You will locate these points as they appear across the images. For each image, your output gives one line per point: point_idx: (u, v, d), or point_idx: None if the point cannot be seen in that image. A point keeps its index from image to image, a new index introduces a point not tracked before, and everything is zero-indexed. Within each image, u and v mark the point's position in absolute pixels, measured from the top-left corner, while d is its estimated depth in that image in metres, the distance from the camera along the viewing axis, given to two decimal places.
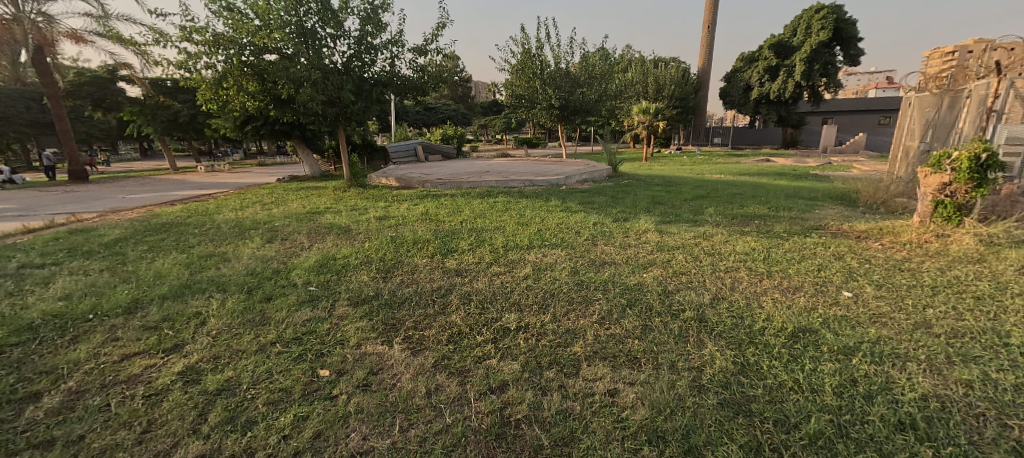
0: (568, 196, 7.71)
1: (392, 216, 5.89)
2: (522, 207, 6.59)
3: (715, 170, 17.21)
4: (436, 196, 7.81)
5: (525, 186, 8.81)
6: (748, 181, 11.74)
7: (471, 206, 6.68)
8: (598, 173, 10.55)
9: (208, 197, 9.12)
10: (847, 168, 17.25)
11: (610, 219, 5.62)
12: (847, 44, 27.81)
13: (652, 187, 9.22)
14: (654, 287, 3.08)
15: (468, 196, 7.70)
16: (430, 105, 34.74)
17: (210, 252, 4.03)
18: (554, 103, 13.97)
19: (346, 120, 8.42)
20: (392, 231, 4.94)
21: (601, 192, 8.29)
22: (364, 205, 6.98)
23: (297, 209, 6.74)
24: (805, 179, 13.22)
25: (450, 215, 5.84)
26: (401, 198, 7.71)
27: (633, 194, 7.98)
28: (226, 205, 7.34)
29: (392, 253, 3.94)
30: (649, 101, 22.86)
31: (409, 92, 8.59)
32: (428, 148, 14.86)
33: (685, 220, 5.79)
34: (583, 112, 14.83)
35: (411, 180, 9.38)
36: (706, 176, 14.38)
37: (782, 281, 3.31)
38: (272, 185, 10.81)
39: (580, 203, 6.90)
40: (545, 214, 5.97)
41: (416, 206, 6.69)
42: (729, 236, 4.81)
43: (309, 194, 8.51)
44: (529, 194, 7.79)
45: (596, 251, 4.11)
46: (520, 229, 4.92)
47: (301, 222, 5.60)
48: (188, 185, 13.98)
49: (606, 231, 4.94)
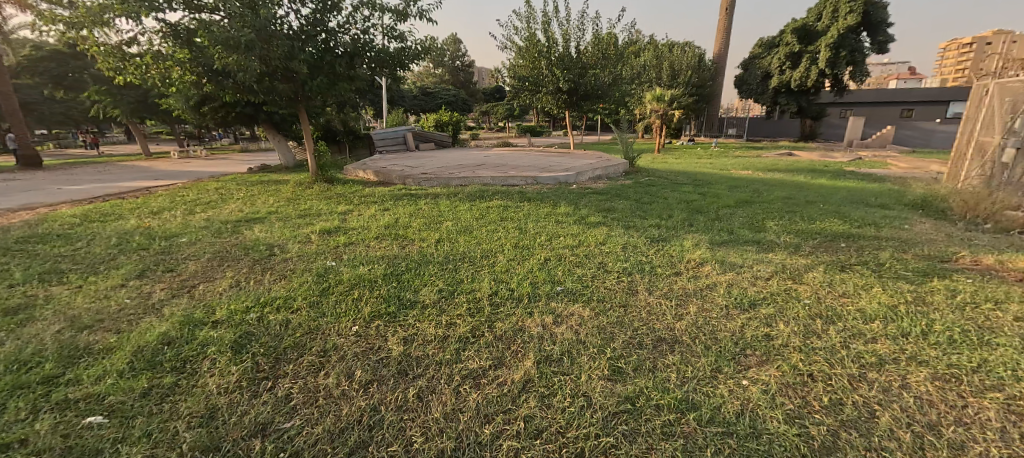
0: (582, 200, 6.13)
1: (346, 230, 4.32)
2: (524, 216, 5.03)
3: (739, 165, 15.51)
4: (416, 197, 6.20)
5: (528, 185, 7.24)
6: (788, 180, 10.08)
7: (456, 214, 5.09)
8: (614, 169, 8.92)
9: (144, 191, 7.58)
10: (884, 165, 15.60)
11: (644, 240, 4.07)
12: (875, 30, 25.80)
13: (682, 188, 7.61)
14: (782, 431, 1.53)
15: (456, 197, 6.12)
16: (428, 90, 32.92)
17: (15, 304, 2.52)
18: (562, 87, 12.26)
19: (306, 100, 6.81)
20: (331, 259, 3.37)
21: (621, 194, 6.71)
22: (320, 208, 5.41)
23: (230, 214, 5.17)
24: (847, 177, 11.59)
25: (425, 230, 4.28)
26: (371, 198, 6.12)
27: (662, 198, 6.40)
28: (148, 204, 5.85)
29: (303, 312, 2.38)
30: (663, 88, 21.07)
31: (386, 66, 6.94)
32: (418, 136, 13.09)
33: (744, 241, 4.23)
34: (595, 98, 13.12)
35: (390, 174, 7.78)
36: (732, 171, 12.69)
37: (1012, 403, 1.75)
38: (231, 177, 9.21)
39: (598, 211, 5.36)
40: (554, 229, 4.41)
41: (386, 213, 5.13)
42: (827, 275, 3.28)
43: (263, 191, 6.93)
44: (532, 196, 6.21)
45: (639, 308, 2.56)
46: (519, 258, 3.37)
47: (219, 238, 4.08)
48: (147, 174, 12.39)
49: (646, 264, 3.39)
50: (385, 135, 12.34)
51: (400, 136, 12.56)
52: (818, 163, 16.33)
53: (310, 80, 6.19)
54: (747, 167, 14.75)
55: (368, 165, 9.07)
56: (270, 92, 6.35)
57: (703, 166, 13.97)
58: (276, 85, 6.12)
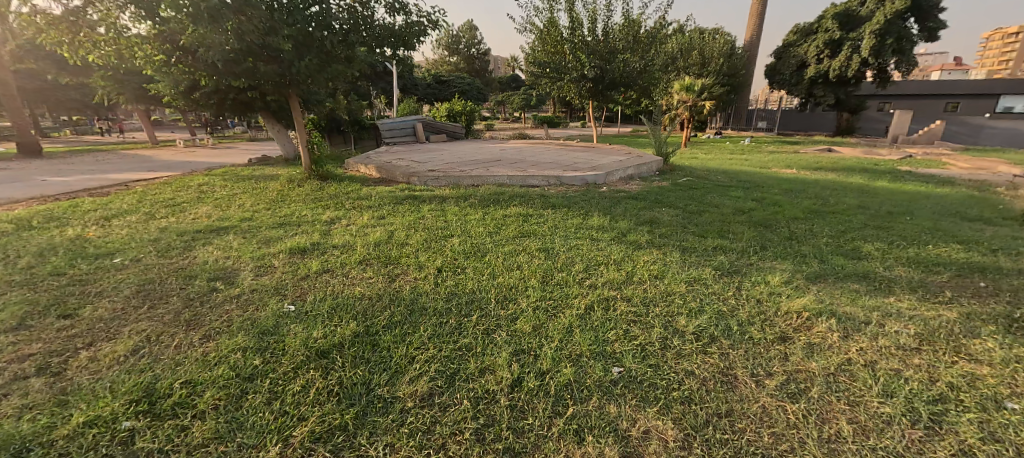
0: (617, 208, 5.09)
1: (326, 249, 3.39)
2: (550, 231, 4.04)
3: (778, 161, 14.16)
4: (420, 200, 5.26)
5: (550, 186, 6.23)
6: (845, 182, 8.82)
7: (466, 226, 4.12)
8: (647, 167, 7.82)
9: (123, 186, 6.82)
10: (942, 165, 14.05)
11: (715, 272, 3.04)
12: (926, 16, 23.74)
13: (731, 192, 6.49)
14: None
15: (466, 201, 5.15)
16: (443, 78, 31.86)
17: None
18: (587, 74, 11.10)
19: (296, 85, 5.88)
20: (289, 301, 2.44)
21: (663, 200, 5.64)
22: (305, 215, 4.50)
23: (196, 220, 4.29)
24: (908, 179, 10.24)
25: (425, 251, 3.33)
26: (367, 201, 5.19)
27: (714, 206, 5.32)
28: (112, 205, 5.06)
29: (209, 427, 1.47)
30: (693, 77, 19.61)
31: (388, 45, 5.96)
32: (429, 126, 12.13)
33: (847, 276, 3.17)
34: (622, 87, 11.93)
35: (394, 171, 6.88)
36: (774, 170, 11.45)
37: None
38: (224, 170, 8.39)
39: (641, 225, 4.34)
40: (591, 252, 3.42)
41: (381, 222, 4.19)
42: (1004, 348, 2.22)
43: (248, 189, 6.07)
44: (557, 202, 5.19)
45: (753, 424, 1.57)
46: (550, 304, 2.41)
47: (163, 257, 3.20)
48: (145, 164, 11.74)
49: (731, 318, 2.39)
50: (393, 125, 11.40)
51: (410, 126, 11.65)
52: (865, 161, 14.85)
53: (298, 60, 5.24)
54: (788, 164, 13.43)
55: (372, 159, 8.19)
56: (254, 75, 5.43)
57: (739, 163, 12.70)
58: (258, 66, 5.19)
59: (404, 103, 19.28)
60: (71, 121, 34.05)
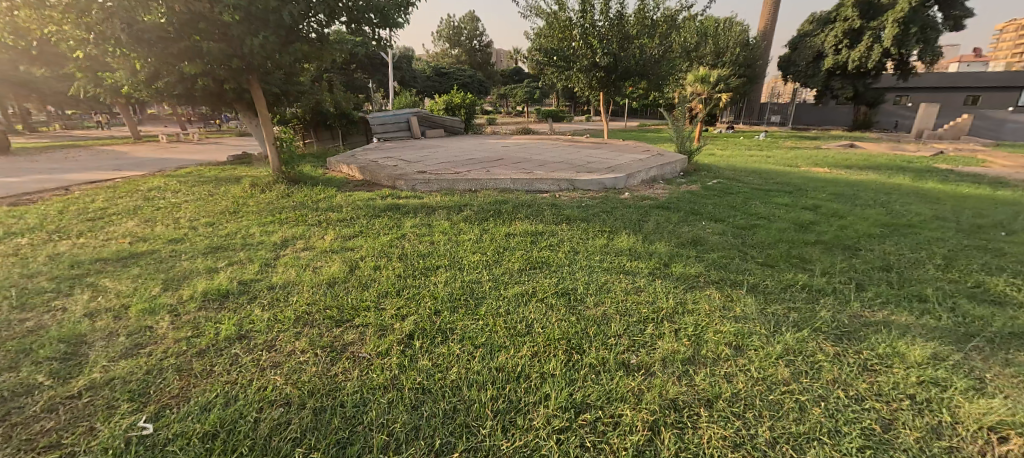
0: (649, 222, 4.09)
1: (255, 294, 2.41)
2: (567, 259, 3.04)
3: (803, 158, 13.09)
4: (404, 210, 4.27)
5: (561, 191, 5.24)
6: (894, 184, 7.77)
7: (456, 251, 3.13)
8: (671, 167, 6.79)
9: (64, 189, 5.86)
10: (982, 162, 12.94)
11: (821, 337, 2.05)
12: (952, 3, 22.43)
13: (776, 199, 5.47)
14: None
15: (461, 213, 4.15)
16: (444, 71, 30.77)
17: None
18: (599, 62, 10.02)
19: (257, 69, 4.88)
20: (151, 416, 1.48)
21: (701, 210, 4.63)
22: (252, 234, 3.52)
23: (108, 242, 3.32)
24: (957, 180, 9.17)
25: (395, 298, 2.35)
26: (339, 212, 4.21)
27: (766, 220, 4.31)
28: (23, 217, 4.10)
29: None
30: (708, 68, 18.43)
31: (366, 19, 4.92)
32: (425, 120, 11.11)
33: (1008, 339, 2.17)
34: (637, 77, 10.84)
35: (377, 172, 5.91)
36: (805, 168, 10.39)
37: None
38: (191, 169, 7.42)
39: (685, 249, 3.35)
40: (631, 297, 2.44)
41: (345, 247, 3.19)
42: None
43: (202, 195, 5.09)
44: (573, 213, 4.19)
45: None
46: (585, 426, 1.46)
47: (16, 309, 2.22)
48: (116, 162, 10.75)
49: (894, 451, 1.41)
50: (385, 119, 10.38)
51: (404, 120, 10.63)
52: (897, 158, 13.77)
53: (250, 36, 4.20)
54: (816, 162, 12.35)
55: (358, 158, 7.20)
56: (199, 57, 4.43)
57: (763, 161, 11.65)
58: (200, 44, 4.18)
59: (401, 96, 18.21)
60: (62, 116, 33.08)
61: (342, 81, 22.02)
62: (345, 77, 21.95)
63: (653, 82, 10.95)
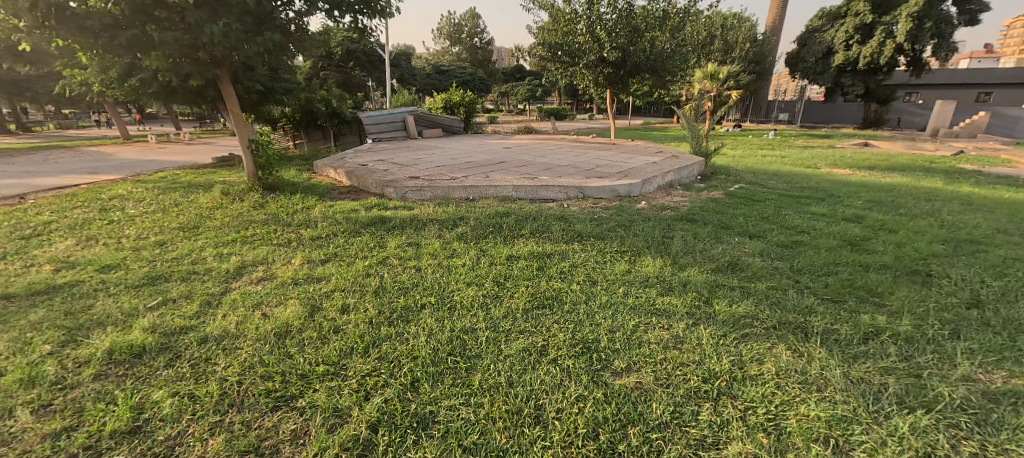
0: (673, 239, 3.49)
1: (179, 352, 1.84)
2: (583, 293, 2.46)
3: (820, 159, 12.44)
4: (389, 225, 3.68)
5: (569, 200, 4.66)
6: (929, 187, 7.15)
7: (447, 283, 2.55)
8: (688, 171, 6.18)
9: (19, 197, 5.30)
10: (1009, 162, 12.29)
11: (942, 428, 1.48)
12: None
13: (812, 208, 4.86)
14: None
15: (455, 229, 3.57)
16: (444, 69, 30.14)
17: None
18: (606, 57, 9.39)
19: (225, 62, 4.29)
20: None
21: (732, 223, 4.03)
22: (204, 258, 2.94)
23: (26, 270, 2.74)
24: (991, 182, 8.55)
25: (361, 359, 1.78)
26: (314, 227, 3.64)
27: (809, 236, 3.72)
28: None
29: None
30: (716, 64, 17.76)
31: (347, 4, 4.30)
32: (422, 119, 10.52)
33: None
34: (646, 73, 10.20)
35: (365, 178, 5.33)
36: (826, 170, 9.75)
37: None
38: (167, 173, 6.86)
39: (725, 277, 2.76)
40: (670, 356, 1.87)
41: (310, 276, 2.62)
42: None
43: (166, 206, 4.53)
44: (585, 229, 3.59)
45: None
46: None
47: None
48: (95, 164, 10.18)
49: None
50: (379, 118, 9.78)
51: (399, 120, 10.03)
52: (918, 158, 13.11)
53: (208, 23, 3.60)
54: (835, 162, 11.70)
55: (347, 160, 6.63)
56: (153, 48, 3.85)
57: (779, 162, 11.03)
58: (151, 33, 3.59)
59: (399, 94, 17.59)
60: (58, 115, 32.61)
61: (339, 79, 21.41)
62: (342, 75, 21.34)
63: (664, 78, 10.31)
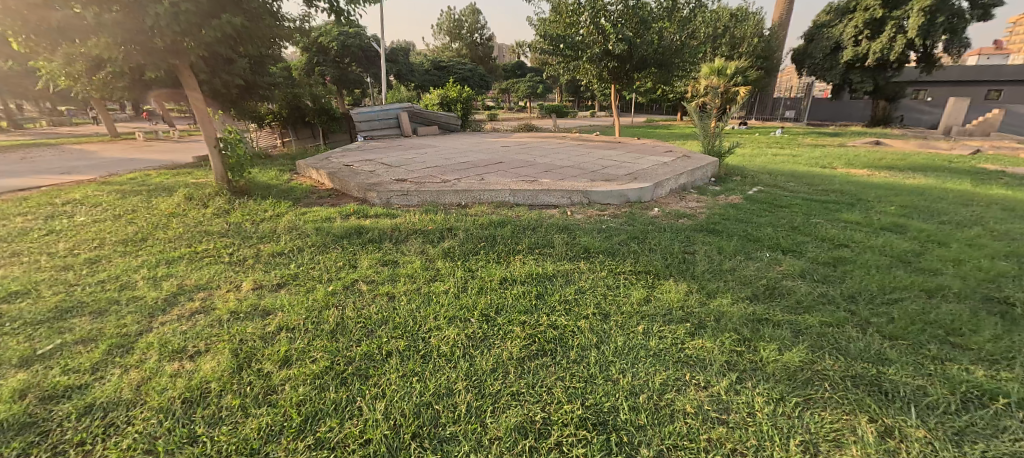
0: (696, 256, 2.99)
1: (45, 435, 1.36)
2: (594, 333, 1.96)
3: (833, 158, 11.91)
4: (365, 238, 3.17)
5: (573, 207, 4.15)
6: (960, 190, 6.63)
7: (424, 320, 2.05)
8: (702, 172, 5.68)
9: None
10: None
11: None
12: None
13: (844, 215, 4.34)
14: None
15: (441, 242, 3.07)
16: (443, 65, 29.59)
17: None
18: (611, 50, 8.86)
19: (183, 50, 3.79)
20: None
21: (760, 235, 3.52)
22: (135, 282, 2.44)
23: None
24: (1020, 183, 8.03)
25: (292, 447, 1.31)
26: (278, 239, 3.14)
27: (851, 251, 3.21)
28: None
29: None
30: (723, 59, 17.19)
31: None
32: (416, 116, 10.00)
33: None
34: (653, 68, 9.66)
35: (346, 181, 4.83)
36: (843, 170, 9.23)
37: None
38: (138, 174, 6.37)
39: (767, 310, 2.25)
40: (713, 439, 1.40)
41: (256, 307, 2.12)
42: None
43: (120, 212, 4.04)
44: (592, 243, 3.09)
45: None
46: None
47: None
48: (72, 163, 9.66)
49: None
50: (371, 114, 9.26)
51: (393, 116, 9.51)
52: (935, 158, 12.57)
53: (154, 3, 3.09)
54: (850, 162, 11.16)
55: (331, 160, 6.12)
56: (93, 33, 3.34)
57: (792, 161, 10.50)
58: (88, 16, 3.09)
59: (396, 90, 17.06)
60: (53, 112, 32.16)
61: (335, 75, 20.88)
62: (338, 71, 20.80)
63: (672, 73, 9.77)
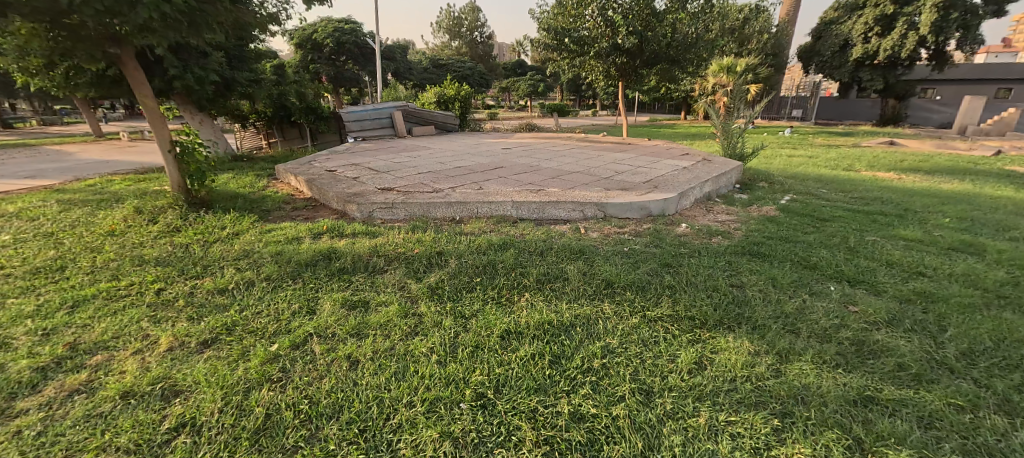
0: (748, 292, 2.37)
1: None
2: (635, 433, 1.37)
3: (851, 159, 11.30)
4: (333, 266, 2.56)
5: (586, 223, 3.53)
6: (1007, 196, 6.00)
7: (394, 407, 1.46)
8: (726, 179, 5.07)
9: None
10: None
11: None
12: None
13: (901, 232, 3.74)
14: None
15: (427, 273, 2.46)
16: (441, 62, 29.01)
17: None
18: (620, 45, 8.26)
19: (125, 38, 3.19)
20: None
21: (815, 260, 2.91)
22: (15, 340, 1.83)
23: None
24: None
25: None
26: (225, 269, 2.52)
27: (936, 285, 2.60)
28: None
29: None
30: (732, 56, 16.56)
31: None
32: (411, 115, 9.38)
33: None
34: (665, 64, 9.02)
35: (325, 190, 4.21)
36: (868, 173, 8.63)
37: None
38: (101, 180, 5.77)
39: (864, 382, 1.65)
40: None
41: (161, 388, 1.52)
42: None
43: (55, 228, 3.44)
44: (616, 273, 2.48)
45: None
46: None
47: None
48: (43, 165, 9.04)
49: None
50: (362, 114, 8.64)
51: (385, 116, 8.88)
52: (958, 159, 11.91)
53: None
54: (873, 164, 10.49)
55: (313, 164, 5.51)
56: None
57: (810, 163, 9.88)
58: None
59: (393, 88, 16.44)
60: (45, 110, 31.60)
61: (330, 73, 20.28)
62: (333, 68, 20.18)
63: (685, 70, 9.12)
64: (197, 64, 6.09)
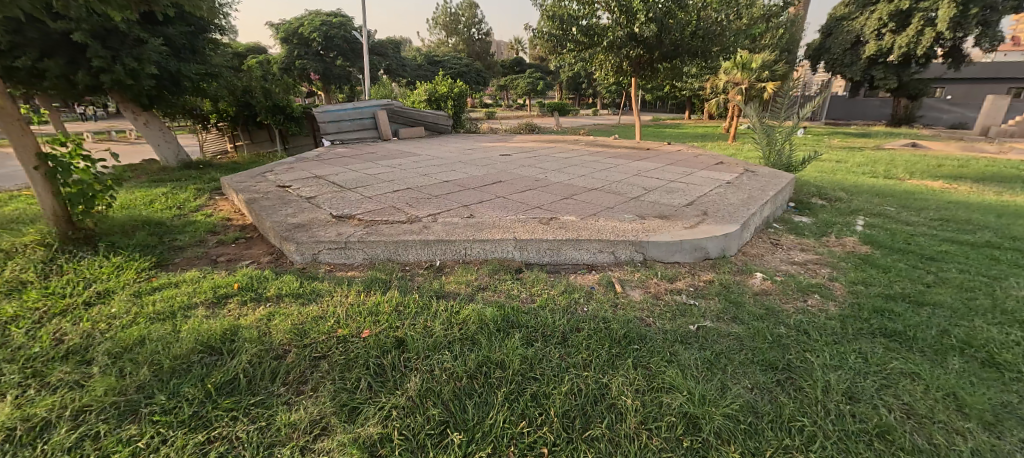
0: (937, 441, 1.33)
1: None
2: None
3: (882, 164, 10.27)
4: (213, 379, 1.51)
5: (619, 271, 2.49)
6: None
7: None
8: (782, 196, 4.03)
9: None
10: None
11: None
12: None
13: None
14: None
15: (370, 400, 1.42)
16: (436, 59, 27.92)
17: None
18: (637, 33, 7.23)
19: None
20: None
21: (989, 348, 1.87)
22: None
23: None
24: None
25: None
26: (28, 382, 1.48)
27: None
28: None
29: None
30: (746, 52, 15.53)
31: None
32: (398, 115, 8.30)
33: None
34: (687, 57, 7.95)
35: (262, 219, 3.14)
36: (913, 181, 7.58)
37: None
38: (6, 194, 4.69)
39: None
40: None
41: None
42: None
43: None
44: (698, 395, 1.44)
45: None
46: None
47: None
48: None
49: None
50: (340, 113, 7.56)
51: (367, 115, 7.80)
52: (996, 164, 10.88)
53: None
54: (912, 170, 9.40)
55: (267, 176, 4.45)
56: None
57: (842, 168, 8.85)
58: None
59: (385, 85, 15.34)
60: None
61: (318, 70, 19.14)
62: (321, 64, 19.05)
63: (708, 64, 8.07)
64: (129, 54, 5.02)
